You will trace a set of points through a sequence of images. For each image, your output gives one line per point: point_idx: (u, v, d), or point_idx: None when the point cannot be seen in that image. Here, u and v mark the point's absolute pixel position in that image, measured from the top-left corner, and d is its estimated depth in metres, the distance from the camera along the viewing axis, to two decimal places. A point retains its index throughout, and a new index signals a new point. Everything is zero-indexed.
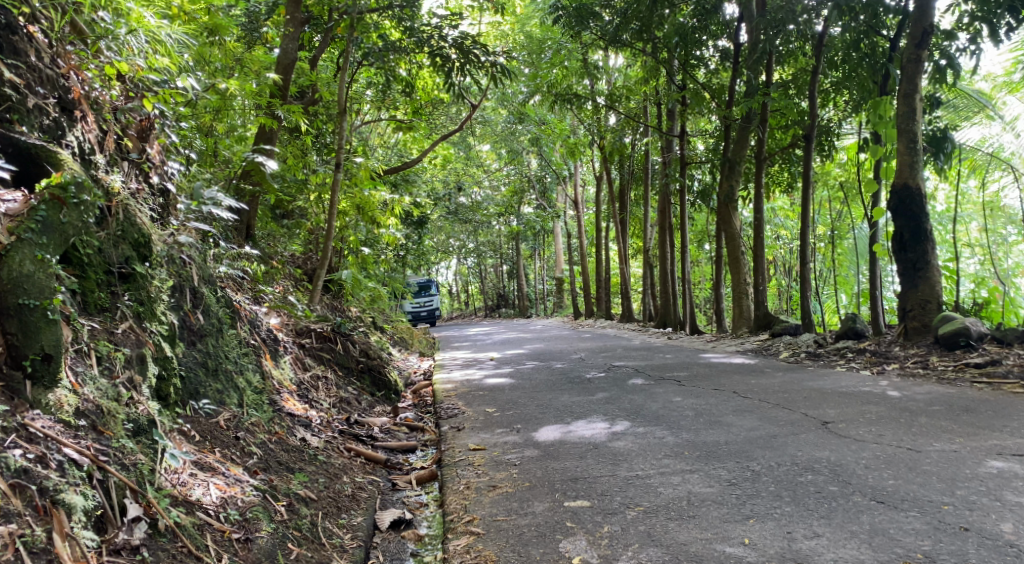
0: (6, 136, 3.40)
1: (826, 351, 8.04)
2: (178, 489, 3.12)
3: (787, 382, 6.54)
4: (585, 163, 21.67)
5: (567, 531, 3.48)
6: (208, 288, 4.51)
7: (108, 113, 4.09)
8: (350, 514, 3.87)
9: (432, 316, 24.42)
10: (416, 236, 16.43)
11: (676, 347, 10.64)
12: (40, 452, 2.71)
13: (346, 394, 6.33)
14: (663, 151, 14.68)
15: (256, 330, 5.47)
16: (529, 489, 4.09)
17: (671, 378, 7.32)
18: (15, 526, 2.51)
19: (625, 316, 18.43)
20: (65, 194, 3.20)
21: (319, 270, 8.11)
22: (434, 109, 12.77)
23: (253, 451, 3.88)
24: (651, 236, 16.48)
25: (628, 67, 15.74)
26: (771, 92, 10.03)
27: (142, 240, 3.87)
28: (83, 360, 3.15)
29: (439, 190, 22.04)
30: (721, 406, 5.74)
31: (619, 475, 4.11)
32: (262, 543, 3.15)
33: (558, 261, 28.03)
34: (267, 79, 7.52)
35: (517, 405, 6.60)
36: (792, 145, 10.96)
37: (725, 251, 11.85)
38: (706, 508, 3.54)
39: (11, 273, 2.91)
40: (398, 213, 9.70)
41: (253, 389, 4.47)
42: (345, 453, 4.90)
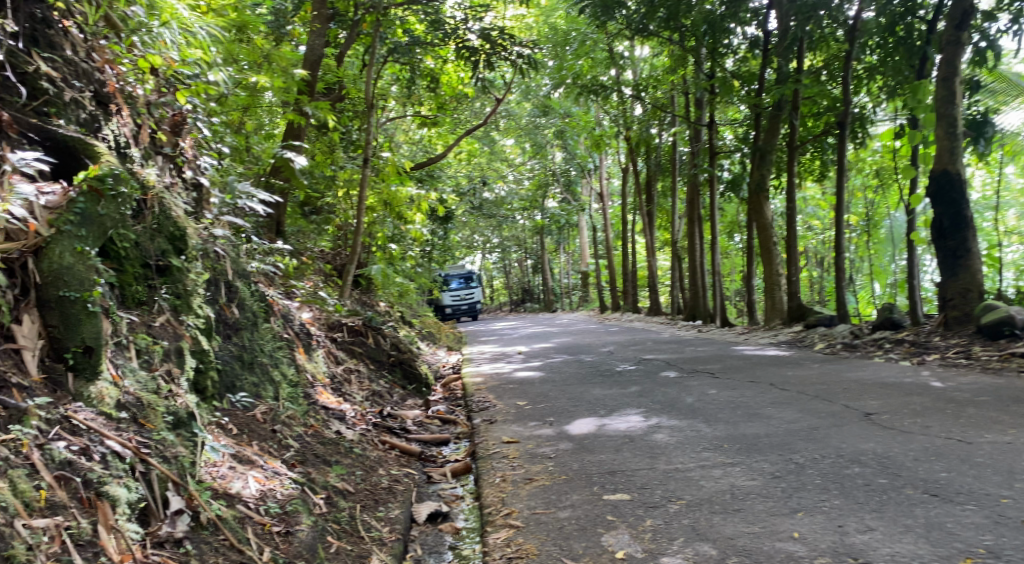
0: (44, 130, 3.38)
1: (862, 342, 7.90)
2: (218, 482, 3.10)
3: (824, 374, 6.43)
4: (611, 155, 21.51)
5: (608, 525, 3.42)
6: (243, 282, 4.54)
7: (142, 107, 4.10)
8: (388, 507, 3.85)
9: (473, 309, 24.15)
10: (441, 231, 16.38)
11: (707, 340, 10.54)
12: (83, 443, 2.66)
13: (379, 387, 6.33)
14: (691, 142, 14.52)
15: (289, 324, 5.47)
16: (566, 482, 4.04)
17: (704, 371, 7.23)
18: (61, 518, 2.44)
19: (652, 310, 18.29)
20: (103, 186, 3.16)
21: (348, 265, 8.09)
22: (458, 103, 12.71)
23: (290, 444, 3.87)
24: (679, 229, 16.32)
25: (654, 58, 15.58)
26: (802, 78, 9.86)
27: (178, 234, 3.87)
28: (123, 353, 3.15)
29: (464, 184, 22.01)
30: (759, 398, 5.64)
31: (658, 468, 4.05)
32: (302, 536, 3.12)
33: (583, 255, 27.88)
34: (296, 74, 7.52)
35: (548, 398, 6.55)
36: (825, 133, 10.77)
37: (757, 242, 11.71)
38: (751, 501, 3.47)
39: (51, 265, 2.91)
40: (426, 209, 9.66)
41: (289, 383, 4.47)
42: (380, 446, 4.88)
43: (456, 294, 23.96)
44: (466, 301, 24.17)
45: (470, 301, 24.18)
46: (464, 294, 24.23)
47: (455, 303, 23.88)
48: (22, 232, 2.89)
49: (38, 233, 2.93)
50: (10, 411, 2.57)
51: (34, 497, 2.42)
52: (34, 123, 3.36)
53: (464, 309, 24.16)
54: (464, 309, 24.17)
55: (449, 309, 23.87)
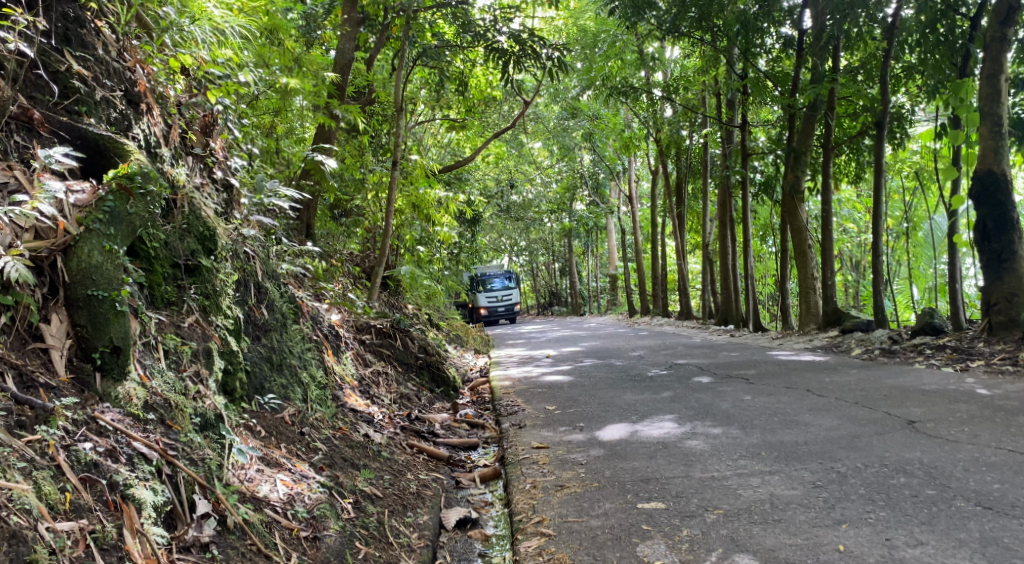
0: (74, 128, 3.33)
1: (901, 347, 7.71)
2: (246, 485, 3.05)
3: (862, 380, 6.27)
4: (641, 158, 21.31)
5: (644, 534, 3.32)
6: (272, 283, 4.52)
7: (172, 107, 4.11)
8: (417, 512, 3.78)
9: (510, 311, 23.80)
10: (469, 234, 16.32)
11: (739, 345, 10.37)
12: (110, 445, 2.61)
13: (407, 390, 6.27)
14: (723, 143, 14.34)
15: (318, 325, 5.43)
16: (598, 489, 3.95)
17: (738, 376, 7.09)
18: (85, 522, 2.38)
19: (682, 314, 18.09)
20: (131, 185, 3.14)
21: (377, 268, 8.05)
22: (486, 106, 12.64)
23: (318, 447, 3.82)
24: (710, 232, 16.12)
25: (684, 59, 15.41)
26: (838, 78, 9.67)
27: (207, 233, 3.84)
28: (152, 354, 3.11)
29: (492, 187, 21.95)
30: (796, 404, 5.51)
31: (694, 476, 3.94)
32: (330, 542, 3.06)
33: (612, 258, 27.69)
34: (327, 77, 7.52)
35: (578, 403, 6.46)
36: (862, 134, 10.56)
37: (792, 245, 11.53)
38: (792, 512, 3.36)
39: (80, 264, 2.87)
40: (454, 211, 9.60)
41: (317, 385, 4.43)
42: (408, 450, 4.83)
43: (493, 295, 23.70)
44: (503, 303, 23.87)
45: (507, 302, 23.83)
46: (501, 296, 23.92)
47: (491, 305, 23.64)
48: (51, 231, 2.88)
49: (67, 232, 2.90)
50: (37, 411, 2.51)
51: (59, 499, 2.37)
52: (64, 121, 3.32)
53: (501, 312, 23.86)
54: (501, 311, 23.86)
55: (484, 310, 23.68)
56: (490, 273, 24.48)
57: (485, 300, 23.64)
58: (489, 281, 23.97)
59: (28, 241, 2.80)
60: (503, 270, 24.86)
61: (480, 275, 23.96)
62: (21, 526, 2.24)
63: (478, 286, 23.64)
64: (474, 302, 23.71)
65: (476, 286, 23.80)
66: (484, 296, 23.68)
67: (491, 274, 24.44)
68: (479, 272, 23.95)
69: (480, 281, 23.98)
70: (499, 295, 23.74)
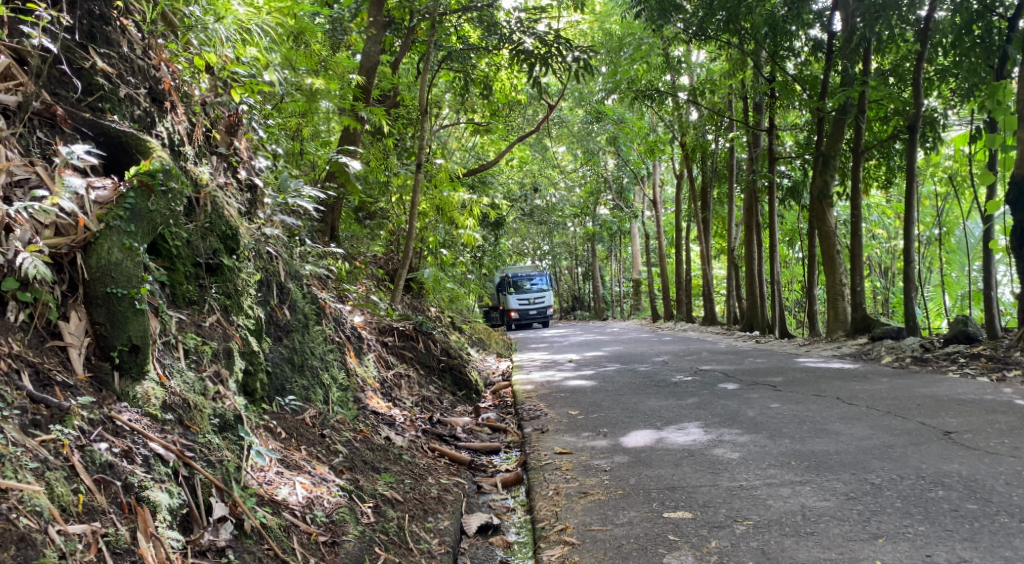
0: (97, 125, 3.29)
1: (933, 356, 7.55)
2: (264, 489, 2.99)
3: (894, 389, 6.13)
4: (666, 162, 21.16)
5: (670, 545, 3.23)
6: (295, 283, 4.49)
7: (197, 106, 4.10)
8: (437, 518, 3.73)
9: (543, 315, 23.48)
10: (492, 237, 16.25)
11: (766, 351, 10.21)
12: (126, 446, 2.55)
13: (429, 393, 6.21)
14: (748, 148, 14.21)
15: (340, 327, 5.40)
16: (623, 497, 3.86)
17: (765, 383, 6.96)
18: (98, 524, 2.30)
19: (707, 319, 17.93)
20: (153, 181, 3.08)
21: (400, 269, 8.02)
22: (511, 110, 12.59)
23: (338, 449, 3.77)
24: (736, 237, 15.97)
25: (711, 62, 15.26)
26: (869, 81, 9.50)
27: (230, 233, 3.80)
28: (171, 353, 3.07)
29: (516, 191, 21.92)
30: (826, 413, 5.38)
31: (721, 485, 3.85)
32: (349, 547, 3.00)
33: (635, 262, 27.54)
34: (353, 80, 7.53)
35: (601, 408, 6.37)
36: (893, 138, 10.40)
37: (819, 250, 11.39)
38: (825, 525, 3.25)
39: (99, 261, 2.84)
40: (478, 215, 9.57)
41: (338, 387, 4.39)
42: (429, 454, 4.76)
43: (525, 297, 23.33)
44: (536, 305, 23.51)
45: (540, 305, 23.51)
46: (534, 298, 23.56)
47: (523, 308, 23.34)
48: (71, 227, 2.83)
49: (87, 228, 2.87)
50: (52, 410, 2.46)
51: (71, 501, 2.30)
52: (87, 117, 3.28)
53: (533, 314, 23.59)
54: (534, 314, 23.57)
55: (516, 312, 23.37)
56: (524, 273, 24.07)
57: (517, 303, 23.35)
58: (523, 282, 23.61)
59: (48, 237, 2.76)
60: (538, 270, 24.45)
61: (513, 276, 23.62)
62: (30, 528, 2.16)
63: (510, 288, 23.34)
64: (506, 304, 23.44)
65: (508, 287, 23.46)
66: (516, 298, 23.34)
67: (525, 274, 24.01)
68: (511, 274, 23.60)
69: (513, 282, 23.63)
70: (532, 298, 23.39)
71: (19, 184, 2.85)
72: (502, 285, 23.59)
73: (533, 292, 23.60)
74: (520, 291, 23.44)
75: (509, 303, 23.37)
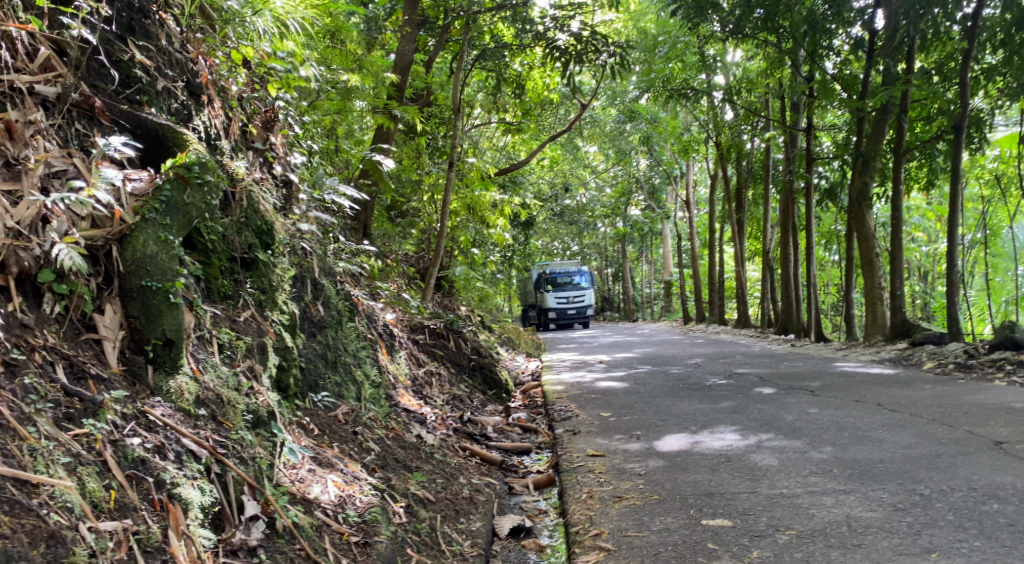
0: (134, 117, 3.28)
1: (979, 362, 7.37)
2: (297, 486, 2.94)
3: (939, 396, 5.99)
4: (700, 162, 20.91)
5: (710, 553, 3.16)
6: (329, 279, 4.47)
7: (234, 101, 4.08)
8: (469, 519, 3.70)
9: (582, 314, 22.40)
10: (522, 237, 16.15)
11: (801, 355, 10.04)
12: (159, 441, 2.52)
13: (459, 392, 6.17)
14: (785, 148, 13.99)
15: (372, 324, 5.36)
16: (659, 502, 3.80)
17: (803, 388, 6.83)
18: (129, 521, 2.26)
19: (739, 322, 17.66)
20: (189, 174, 3.06)
21: (432, 268, 7.98)
22: (543, 108, 12.50)
23: (371, 447, 3.74)
24: (771, 238, 15.73)
25: (748, 61, 15.04)
26: (912, 80, 9.28)
27: (265, 227, 3.79)
28: (205, 348, 3.04)
29: (546, 190, 21.73)
30: (867, 420, 5.26)
31: (761, 493, 3.80)
32: (381, 548, 2.94)
33: (667, 263, 27.26)
34: (386, 78, 7.50)
35: (634, 411, 6.28)
36: (937, 139, 10.14)
37: (859, 253, 11.16)
38: (872, 537, 3.16)
39: (134, 254, 2.81)
40: (509, 214, 9.50)
41: (371, 383, 4.36)
42: (460, 453, 4.71)
43: (563, 296, 22.32)
44: (575, 305, 22.43)
45: (579, 305, 22.37)
46: (573, 297, 22.50)
47: (560, 307, 22.27)
48: (107, 219, 2.82)
49: (123, 220, 2.84)
50: (86, 404, 2.41)
51: (103, 497, 2.26)
52: (124, 109, 3.26)
53: (571, 314, 22.49)
54: (572, 314, 22.50)
55: (554, 311, 22.35)
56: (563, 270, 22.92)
57: (554, 302, 22.29)
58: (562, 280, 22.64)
59: (84, 229, 2.74)
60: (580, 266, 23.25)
61: (551, 273, 22.56)
62: (61, 525, 2.10)
63: (547, 285, 22.35)
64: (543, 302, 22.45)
65: (546, 285, 22.48)
66: (554, 296, 22.33)
67: (566, 270, 22.82)
68: (549, 270, 22.57)
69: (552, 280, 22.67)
70: (570, 297, 22.25)
71: (57, 176, 2.82)
72: (540, 283, 22.57)
73: (571, 290, 22.45)
74: (557, 288, 22.44)
75: (546, 302, 22.35)
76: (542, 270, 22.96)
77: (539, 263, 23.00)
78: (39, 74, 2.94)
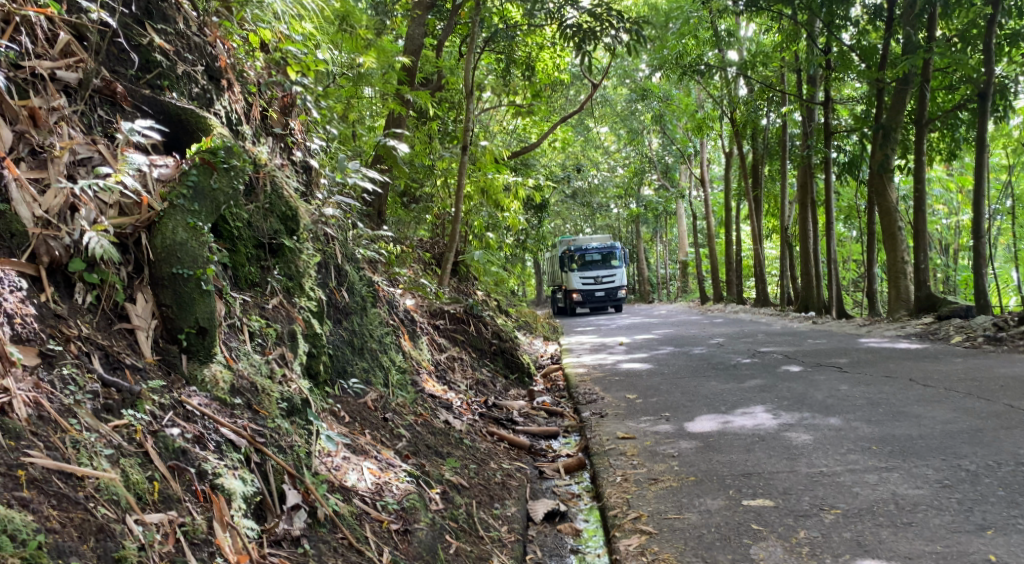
0: (156, 102, 3.22)
1: (1007, 335, 7.29)
2: (334, 474, 2.89)
3: (970, 369, 5.93)
4: (713, 139, 20.60)
5: (755, 536, 3.11)
6: (352, 266, 4.40)
7: (252, 86, 4.01)
8: (503, 504, 3.67)
9: (610, 296, 21.21)
10: (535, 221, 15.91)
11: (824, 332, 9.93)
12: (198, 431, 2.47)
13: (482, 377, 6.11)
14: (803, 124, 13.73)
15: (394, 310, 5.29)
16: (696, 484, 3.74)
17: (830, 364, 6.75)
18: (175, 514, 2.21)
19: (759, 300, 17.41)
20: (215, 159, 3.00)
21: (448, 253, 7.85)
22: (554, 88, 12.30)
23: (401, 433, 3.69)
24: (788, 216, 15.50)
25: (762, 34, 14.74)
26: (933, 47, 9.09)
27: (290, 213, 3.72)
28: (237, 336, 3.00)
29: (560, 171, 21.36)
30: (900, 395, 5.19)
31: (800, 472, 3.76)
32: (421, 536, 2.89)
33: (682, 243, 26.97)
34: (396, 62, 7.40)
35: (660, 392, 6.22)
36: (959, 109, 9.99)
37: (880, 227, 11.04)
38: (923, 515, 3.17)
39: (164, 242, 2.74)
40: (523, 196, 9.40)
41: (397, 369, 4.32)
42: (488, 438, 4.66)
43: (589, 277, 21.13)
44: (603, 286, 21.24)
45: (608, 286, 21.19)
46: (601, 278, 21.29)
47: (587, 289, 21.14)
48: (135, 206, 2.77)
49: (151, 208, 2.79)
50: (124, 394, 2.37)
51: (148, 489, 2.21)
52: (146, 93, 3.20)
53: (600, 296, 21.31)
54: (601, 296, 21.29)
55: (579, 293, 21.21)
56: (593, 246, 21.53)
57: (580, 282, 21.16)
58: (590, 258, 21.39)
59: (112, 217, 2.69)
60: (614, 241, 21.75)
61: (578, 251, 21.39)
62: (108, 519, 2.05)
63: (572, 264, 21.29)
64: (568, 282, 21.37)
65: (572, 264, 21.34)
66: (580, 277, 21.18)
67: (596, 247, 21.51)
68: (576, 248, 21.39)
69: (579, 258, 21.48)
70: (597, 278, 21.07)
71: (82, 163, 2.76)
72: (566, 261, 21.45)
73: (601, 271, 21.22)
74: (584, 267, 21.30)
75: (572, 282, 21.26)
76: (568, 247, 21.95)
77: (566, 239, 21.94)
78: (59, 60, 2.89)
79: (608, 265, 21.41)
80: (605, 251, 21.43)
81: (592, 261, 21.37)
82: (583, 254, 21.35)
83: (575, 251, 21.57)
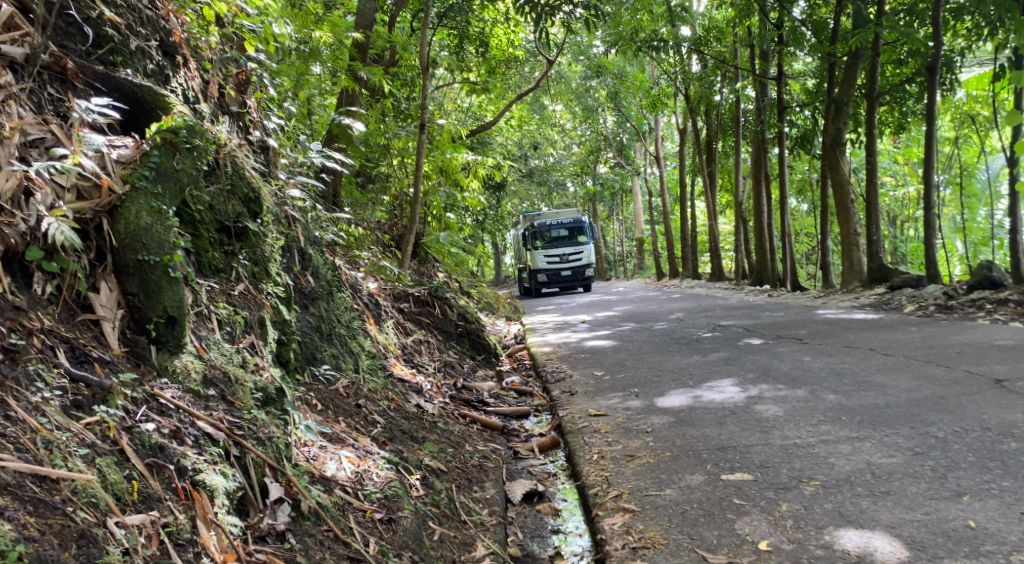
0: (110, 79, 3.07)
1: (958, 303, 7.47)
2: (312, 464, 2.80)
3: (926, 337, 6.05)
4: (667, 115, 20.67)
5: (738, 510, 3.11)
6: (315, 249, 4.27)
7: (208, 62, 3.84)
8: (482, 486, 3.61)
9: (577, 275, 21.02)
10: (494, 201, 15.77)
11: (781, 304, 10.05)
12: (174, 426, 2.37)
13: (449, 359, 6.04)
14: (756, 99, 13.81)
15: (358, 295, 5.19)
16: (673, 459, 3.74)
17: (790, 336, 6.84)
18: (157, 514, 2.11)
19: (715, 274, 17.55)
20: (177, 139, 2.85)
21: (408, 235, 7.72)
22: (511, 65, 12.16)
23: (376, 419, 3.61)
24: (743, 191, 15.63)
25: (715, 9, 14.77)
26: (883, 21, 9.21)
27: (252, 195, 3.57)
28: (205, 325, 2.89)
29: (516, 150, 21.23)
30: (862, 365, 5.27)
31: (775, 444, 3.77)
32: (406, 524, 2.83)
33: (638, 221, 27.08)
34: (349, 39, 7.22)
35: (626, 368, 6.22)
36: (907, 82, 10.16)
37: (832, 200, 11.20)
38: (900, 483, 3.20)
39: (128, 227, 2.60)
40: (482, 175, 9.29)
41: (367, 354, 4.22)
42: (460, 420, 4.60)
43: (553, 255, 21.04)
44: (569, 264, 21.11)
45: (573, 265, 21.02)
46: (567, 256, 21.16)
47: (552, 268, 21.02)
48: (93, 190, 2.62)
49: (111, 191, 2.64)
50: (94, 390, 2.26)
51: (126, 489, 2.11)
52: (99, 70, 3.05)
53: (566, 276, 21.18)
54: (567, 275, 21.16)
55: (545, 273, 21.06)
56: (559, 221, 21.45)
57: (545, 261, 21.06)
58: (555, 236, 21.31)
59: (70, 201, 2.55)
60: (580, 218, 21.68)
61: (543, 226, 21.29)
62: (89, 523, 1.96)
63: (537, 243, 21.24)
64: (533, 262, 21.27)
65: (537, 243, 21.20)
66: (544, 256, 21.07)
67: (561, 223, 21.38)
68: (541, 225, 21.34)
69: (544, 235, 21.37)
70: (562, 257, 20.94)
71: (34, 145, 2.61)
72: (531, 238, 21.40)
73: (567, 248, 21.14)
74: (550, 245, 21.22)
75: (537, 261, 21.15)
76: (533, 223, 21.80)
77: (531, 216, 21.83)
78: (3, 33, 2.70)
79: (575, 243, 21.36)
80: (571, 228, 21.35)
81: (557, 239, 21.31)
82: (547, 231, 21.29)
83: (541, 228, 21.47)
